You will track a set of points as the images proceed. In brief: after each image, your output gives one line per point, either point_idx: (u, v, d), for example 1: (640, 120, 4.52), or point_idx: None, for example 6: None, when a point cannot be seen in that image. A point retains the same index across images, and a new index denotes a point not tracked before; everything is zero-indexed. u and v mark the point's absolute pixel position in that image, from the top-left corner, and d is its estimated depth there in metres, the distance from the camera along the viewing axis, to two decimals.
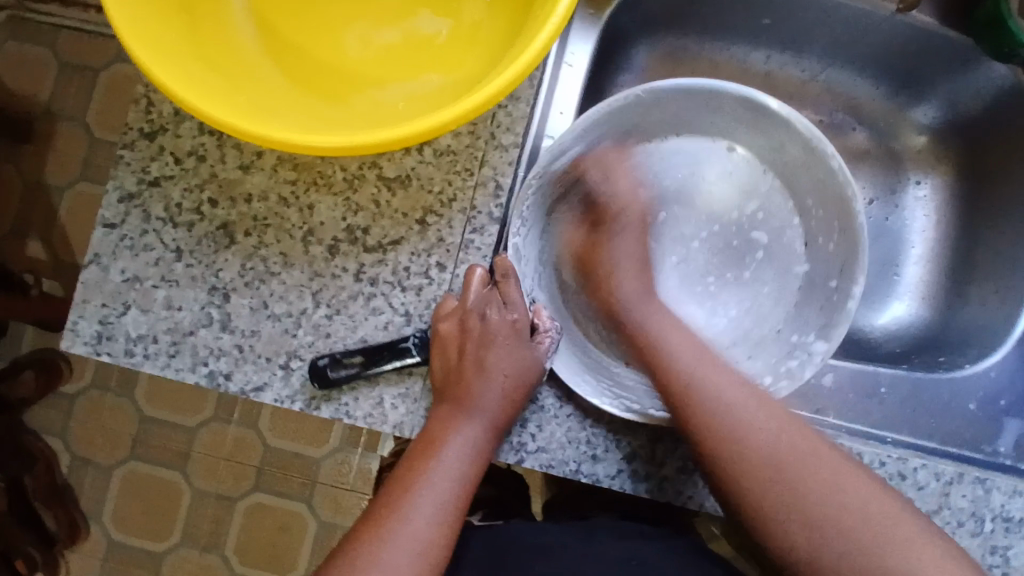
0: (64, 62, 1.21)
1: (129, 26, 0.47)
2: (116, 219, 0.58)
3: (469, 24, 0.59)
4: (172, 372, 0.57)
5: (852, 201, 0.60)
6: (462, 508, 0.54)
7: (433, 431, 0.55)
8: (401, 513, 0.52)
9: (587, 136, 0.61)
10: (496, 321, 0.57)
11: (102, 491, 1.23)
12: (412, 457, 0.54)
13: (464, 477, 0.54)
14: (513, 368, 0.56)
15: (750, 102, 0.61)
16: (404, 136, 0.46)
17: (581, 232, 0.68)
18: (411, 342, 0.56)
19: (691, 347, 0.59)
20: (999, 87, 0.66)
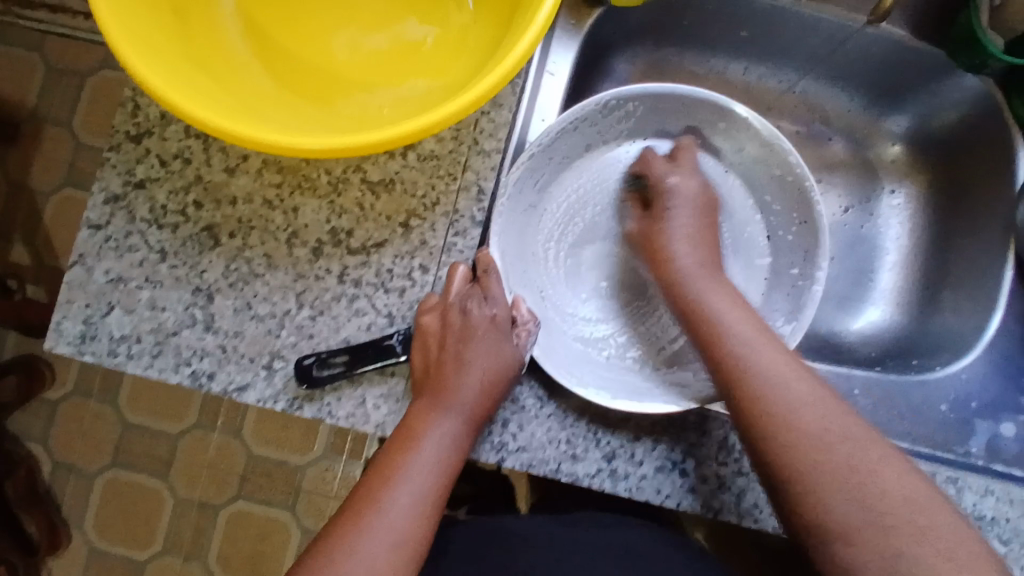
0: (52, 67, 1.21)
1: (119, 27, 0.47)
2: (102, 220, 0.58)
3: (454, 31, 0.60)
4: (155, 372, 0.57)
5: (811, 196, 0.63)
6: (440, 499, 0.55)
7: (409, 426, 0.56)
8: (379, 505, 0.53)
9: (561, 139, 0.63)
10: (478, 317, 0.59)
11: (83, 499, 1.22)
12: (389, 452, 0.55)
13: (442, 470, 0.55)
14: (491, 363, 0.58)
15: (720, 108, 0.63)
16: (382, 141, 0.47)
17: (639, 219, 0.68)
18: (395, 339, 0.57)
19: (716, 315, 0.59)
20: (969, 99, 0.68)
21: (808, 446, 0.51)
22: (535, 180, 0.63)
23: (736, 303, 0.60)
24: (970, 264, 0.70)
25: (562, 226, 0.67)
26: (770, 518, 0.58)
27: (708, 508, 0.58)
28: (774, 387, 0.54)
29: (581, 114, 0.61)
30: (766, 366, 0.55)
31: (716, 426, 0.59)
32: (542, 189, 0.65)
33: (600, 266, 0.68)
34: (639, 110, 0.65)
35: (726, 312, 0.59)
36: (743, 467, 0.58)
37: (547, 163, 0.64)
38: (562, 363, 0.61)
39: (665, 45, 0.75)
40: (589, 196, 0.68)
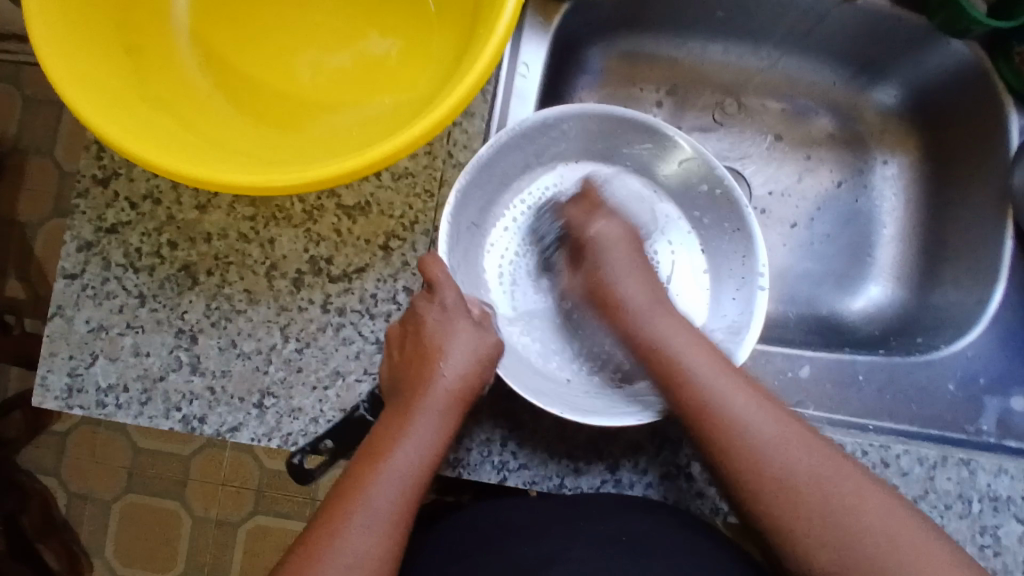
0: (29, 97, 1.19)
1: (69, 81, 0.46)
2: (76, 269, 0.57)
3: (418, 42, 0.59)
4: (145, 419, 0.56)
5: (739, 202, 0.60)
6: (405, 524, 0.50)
7: (378, 441, 0.51)
8: (333, 531, 0.48)
9: (499, 160, 0.59)
10: (449, 308, 0.55)
11: (102, 526, 1.22)
12: (355, 470, 0.50)
13: (411, 487, 0.50)
14: (465, 358, 0.54)
15: (640, 124, 0.60)
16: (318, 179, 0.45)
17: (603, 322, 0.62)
18: (360, 410, 0.56)
19: (687, 348, 0.55)
20: (956, 64, 0.66)
21: (845, 514, 0.47)
22: (474, 209, 0.60)
23: (698, 345, 0.55)
24: (969, 234, 0.68)
25: (510, 252, 0.65)
26: None
27: (716, 510, 0.57)
28: (790, 459, 0.49)
29: (508, 144, 0.59)
30: (775, 432, 0.50)
31: None
32: (482, 212, 0.63)
33: (555, 286, 0.65)
34: (566, 133, 0.62)
35: (690, 353, 0.54)
36: None
37: (484, 186, 0.60)
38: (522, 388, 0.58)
39: (640, 33, 0.72)
40: (532, 218, 0.66)
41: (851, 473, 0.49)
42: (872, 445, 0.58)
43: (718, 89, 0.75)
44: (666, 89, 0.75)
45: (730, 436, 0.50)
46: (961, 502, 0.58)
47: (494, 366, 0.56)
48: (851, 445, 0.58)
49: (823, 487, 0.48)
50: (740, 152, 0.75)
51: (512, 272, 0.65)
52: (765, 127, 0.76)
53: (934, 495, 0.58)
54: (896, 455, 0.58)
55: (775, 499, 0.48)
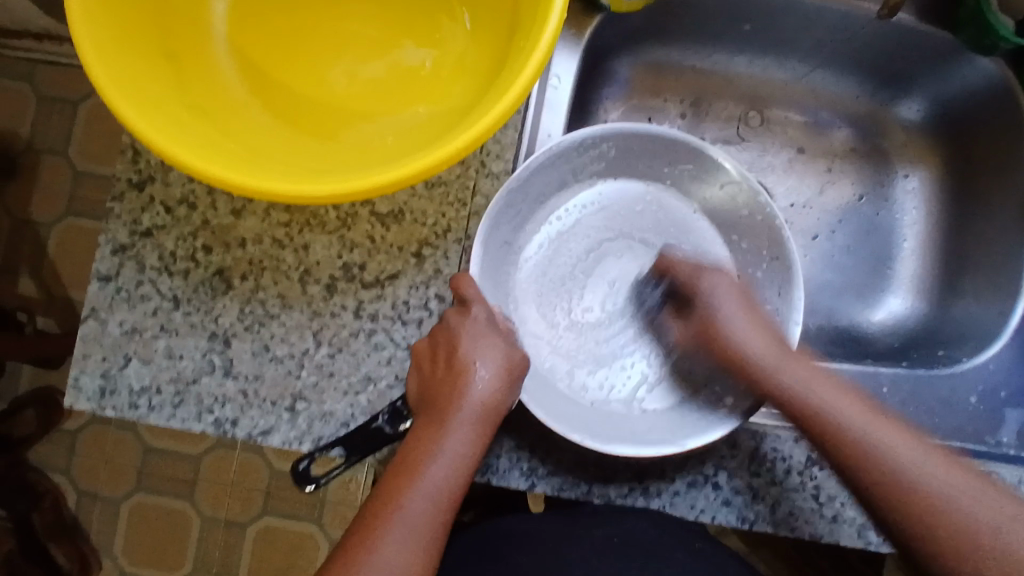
0: (43, 95, 1.18)
1: (115, 87, 0.47)
2: (111, 272, 0.57)
3: (453, 51, 0.59)
4: (178, 422, 0.56)
5: (781, 228, 0.61)
6: (441, 532, 0.51)
7: (412, 451, 0.52)
8: (369, 542, 0.49)
9: (537, 177, 0.60)
10: (482, 322, 0.54)
11: (111, 526, 1.23)
12: (391, 480, 0.51)
13: (445, 497, 0.51)
14: (496, 369, 0.54)
15: (686, 147, 0.61)
16: (362, 189, 0.46)
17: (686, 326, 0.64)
18: (382, 419, 0.55)
19: (769, 354, 0.57)
20: (983, 80, 0.67)
21: (907, 469, 0.51)
22: (508, 225, 0.61)
23: (744, 317, 0.60)
24: (989, 250, 0.69)
25: (541, 264, 0.65)
26: (805, 526, 0.58)
27: (742, 519, 0.57)
28: (823, 405, 0.55)
29: (549, 161, 0.59)
30: (811, 380, 0.56)
31: (745, 437, 0.58)
32: (518, 226, 0.63)
33: (587, 300, 0.65)
34: (607, 153, 0.63)
35: (736, 318, 0.60)
36: (775, 477, 0.58)
37: (519, 204, 0.60)
38: (556, 412, 0.58)
39: (668, 44, 0.73)
40: (565, 231, 0.66)
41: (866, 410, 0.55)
42: None
43: (742, 101, 0.76)
44: (691, 100, 0.76)
45: (815, 422, 0.55)
46: None
47: (520, 380, 0.55)
48: None
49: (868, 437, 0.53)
50: (764, 163, 0.76)
51: (541, 284, 0.65)
52: (788, 140, 0.77)
53: None
54: None
55: (896, 491, 0.51)
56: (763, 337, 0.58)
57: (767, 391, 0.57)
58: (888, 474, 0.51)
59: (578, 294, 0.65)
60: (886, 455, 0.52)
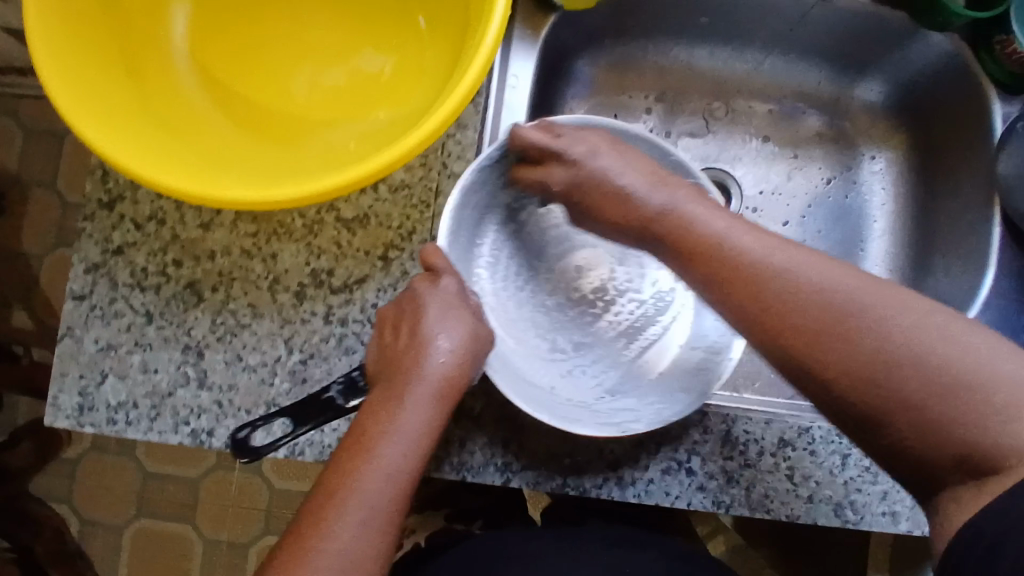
0: (30, 129, 1.20)
1: (76, 106, 0.48)
2: (85, 290, 0.58)
3: (412, 57, 0.60)
4: (155, 435, 0.57)
5: None
6: (400, 511, 0.48)
7: (370, 425, 0.50)
8: (324, 523, 0.46)
9: (509, 163, 0.59)
10: (451, 293, 0.54)
11: (113, 552, 1.23)
12: (346, 457, 0.48)
13: (406, 474, 0.49)
14: (457, 342, 0.53)
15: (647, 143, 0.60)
16: (315, 191, 0.47)
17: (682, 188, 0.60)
18: (333, 391, 0.54)
19: None
20: (940, 56, 0.68)
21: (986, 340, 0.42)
22: (473, 217, 0.60)
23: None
24: (957, 225, 0.69)
25: (505, 249, 0.64)
26: (781, 507, 0.58)
27: (717, 503, 0.58)
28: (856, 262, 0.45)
29: (508, 150, 0.58)
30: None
31: (718, 420, 0.59)
32: (481, 212, 0.62)
33: (551, 289, 0.65)
34: (578, 143, 0.61)
35: (748, 194, 0.55)
36: (749, 459, 0.58)
37: (486, 192, 0.60)
38: (524, 394, 0.56)
39: (627, 41, 0.74)
40: (526, 219, 0.65)
41: (920, 291, 0.44)
42: None
43: (706, 92, 0.77)
44: (656, 95, 0.77)
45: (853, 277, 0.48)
46: None
47: (482, 353, 0.54)
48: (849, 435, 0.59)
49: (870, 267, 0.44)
50: (730, 153, 0.77)
51: (505, 270, 0.64)
52: (753, 128, 0.77)
53: None
54: None
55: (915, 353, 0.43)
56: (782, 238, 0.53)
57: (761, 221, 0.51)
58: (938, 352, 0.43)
59: (543, 282, 0.65)
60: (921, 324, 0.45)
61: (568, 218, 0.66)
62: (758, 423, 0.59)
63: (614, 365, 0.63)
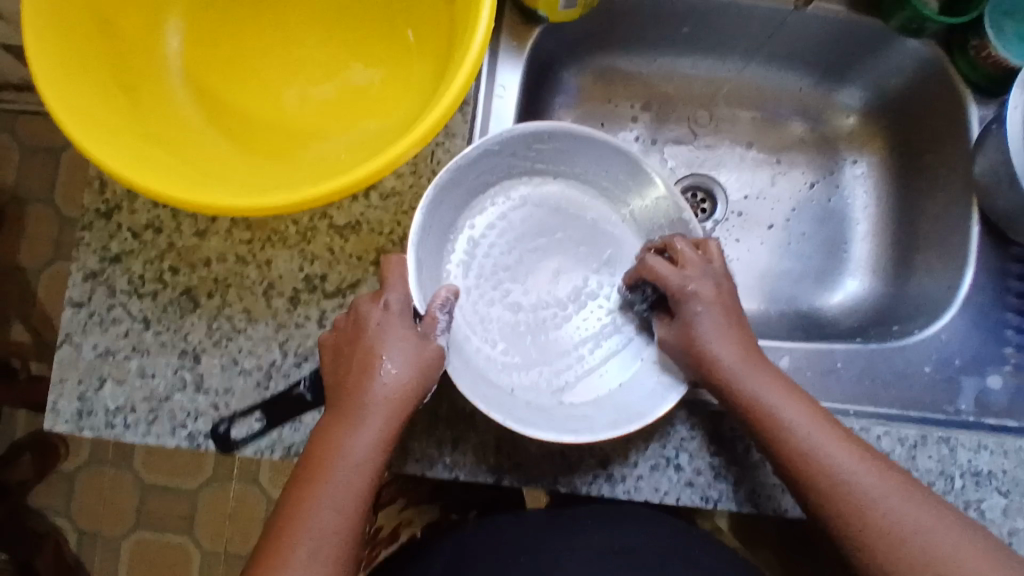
0: (27, 147, 1.21)
1: (73, 119, 0.49)
2: (83, 298, 0.59)
3: (399, 68, 0.62)
4: (152, 438, 0.58)
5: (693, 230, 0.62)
6: (352, 538, 0.50)
7: (318, 452, 0.51)
8: (276, 557, 0.48)
9: (479, 164, 0.60)
10: (394, 312, 0.54)
11: (112, 566, 1.23)
12: (297, 488, 0.50)
13: (355, 501, 0.50)
14: (402, 362, 0.52)
15: (617, 152, 0.61)
16: (306, 197, 0.49)
17: (668, 327, 0.60)
18: (303, 386, 0.58)
19: (736, 359, 0.55)
20: (916, 62, 0.70)
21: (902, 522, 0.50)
22: (443, 217, 0.61)
23: (722, 328, 0.57)
24: (937, 223, 0.71)
25: (479, 250, 0.66)
26: (769, 501, 0.59)
27: (706, 499, 0.59)
28: (812, 447, 0.53)
29: (483, 155, 0.59)
30: (809, 423, 0.54)
31: (705, 416, 0.60)
32: (452, 215, 0.64)
33: (519, 292, 0.66)
34: (545, 149, 0.63)
35: (715, 342, 0.56)
36: (736, 455, 0.59)
37: (457, 192, 0.61)
38: (486, 393, 0.58)
39: (612, 52, 0.76)
40: (497, 222, 0.67)
41: (872, 465, 0.52)
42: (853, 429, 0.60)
43: (690, 101, 0.79)
44: (642, 104, 0.79)
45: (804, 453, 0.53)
46: (943, 479, 0.60)
47: (433, 372, 0.53)
48: None
49: (822, 459, 0.52)
50: (715, 159, 0.79)
51: (478, 271, 0.65)
52: (737, 135, 0.79)
53: (918, 473, 0.60)
54: (877, 436, 0.61)
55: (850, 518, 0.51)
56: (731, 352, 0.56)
57: (731, 394, 0.55)
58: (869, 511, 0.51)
59: (512, 283, 0.66)
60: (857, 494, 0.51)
61: (542, 226, 0.68)
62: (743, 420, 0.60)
63: (576, 373, 0.64)
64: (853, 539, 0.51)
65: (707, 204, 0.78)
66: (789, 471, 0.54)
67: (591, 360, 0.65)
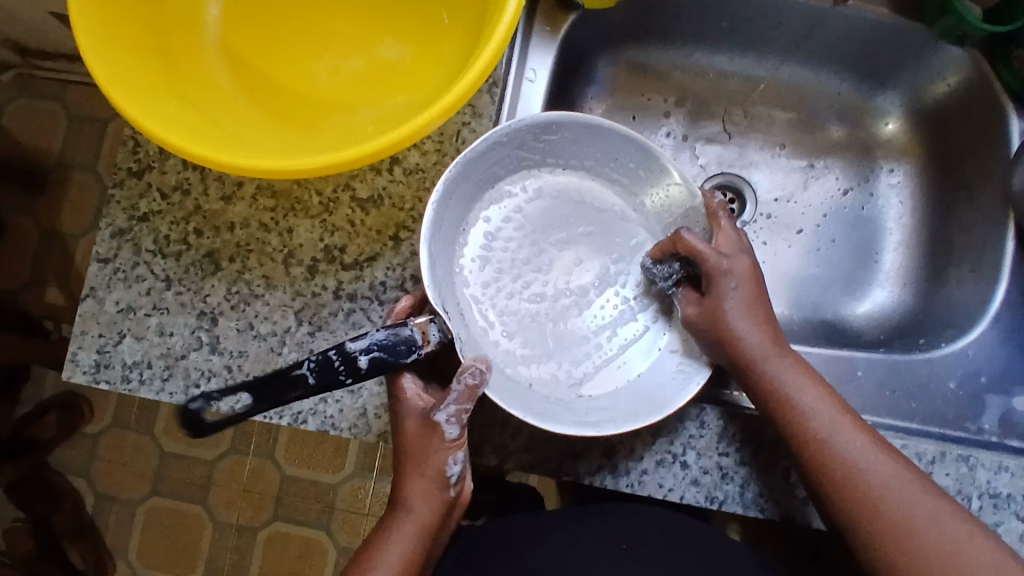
0: (73, 114, 1.23)
1: (107, 74, 0.51)
2: (109, 254, 0.61)
3: (430, 48, 0.62)
4: (166, 395, 0.59)
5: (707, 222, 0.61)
6: None
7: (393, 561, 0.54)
8: None
9: (488, 156, 0.59)
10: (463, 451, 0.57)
11: (127, 528, 1.26)
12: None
13: None
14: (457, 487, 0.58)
15: (640, 146, 0.61)
16: (326, 164, 0.49)
17: (696, 303, 0.59)
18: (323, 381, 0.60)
19: (761, 340, 0.56)
20: (960, 69, 0.68)
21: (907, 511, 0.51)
22: (455, 209, 0.61)
23: (750, 306, 0.57)
24: (971, 238, 0.69)
25: (495, 244, 0.65)
26: (775, 506, 0.58)
27: (711, 499, 0.58)
28: (827, 434, 0.53)
29: (501, 142, 0.59)
30: (826, 410, 0.54)
31: (716, 414, 0.59)
32: (462, 209, 0.63)
33: (535, 286, 0.65)
34: (554, 140, 0.62)
35: (740, 321, 0.56)
36: (745, 457, 0.58)
37: (467, 182, 0.60)
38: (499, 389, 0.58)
39: (647, 45, 0.75)
40: (513, 213, 0.66)
41: (887, 455, 0.53)
42: None
43: (725, 99, 0.78)
44: (675, 99, 0.78)
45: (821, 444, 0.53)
46: (960, 498, 0.58)
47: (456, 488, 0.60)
48: None
49: (835, 450, 0.53)
50: (746, 159, 0.78)
51: (496, 265, 0.65)
52: (771, 136, 0.78)
53: None
54: None
55: (865, 507, 0.52)
56: (756, 332, 0.56)
57: (753, 374, 0.56)
58: (880, 499, 0.52)
59: (527, 277, 0.65)
60: (872, 484, 0.52)
61: (559, 216, 0.67)
62: (755, 420, 0.59)
63: (594, 363, 0.64)
64: (867, 530, 0.52)
65: (735, 204, 0.77)
66: (802, 459, 0.54)
67: (607, 350, 0.64)
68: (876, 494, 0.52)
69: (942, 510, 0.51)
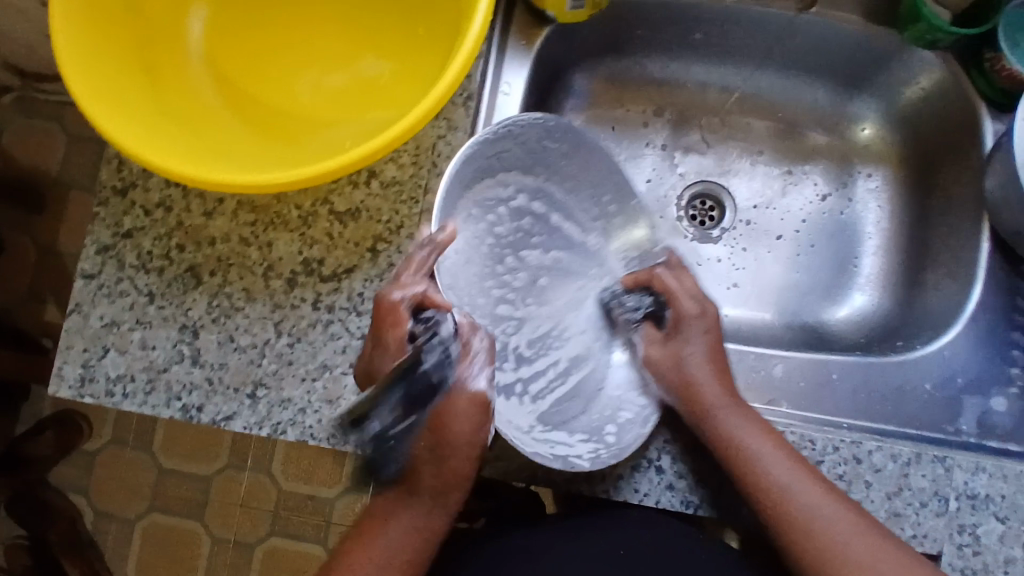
0: (71, 135, 1.26)
1: (89, 94, 0.52)
2: (94, 270, 0.62)
3: (407, 62, 0.64)
4: (148, 408, 0.61)
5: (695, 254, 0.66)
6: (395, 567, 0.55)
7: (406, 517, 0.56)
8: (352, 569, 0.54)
9: (497, 146, 0.59)
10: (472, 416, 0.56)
11: (125, 544, 1.27)
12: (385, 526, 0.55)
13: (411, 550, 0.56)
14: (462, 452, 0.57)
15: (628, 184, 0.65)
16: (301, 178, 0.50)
17: (659, 345, 0.63)
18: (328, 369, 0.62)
19: (716, 390, 0.59)
20: (933, 74, 0.68)
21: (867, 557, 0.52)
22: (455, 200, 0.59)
23: (708, 354, 0.61)
24: (948, 241, 0.69)
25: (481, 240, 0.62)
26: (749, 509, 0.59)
27: (686, 503, 0.58)
28: (788, 482, 0.55)
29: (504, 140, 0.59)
30: (779, 460, 0.56)
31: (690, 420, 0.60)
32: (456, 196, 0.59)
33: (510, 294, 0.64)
34: (554, 148, 0.63)
35: (697, 369, 0.60)
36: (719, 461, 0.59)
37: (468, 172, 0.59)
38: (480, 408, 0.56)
39: (623, 57, 0.76)
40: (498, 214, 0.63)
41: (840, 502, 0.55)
42: (843, 441, 0.59)
43: (702, 108, 0.79)
44: (653, 110, 0.79)
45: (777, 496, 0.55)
46: (937, 500, 0.58)
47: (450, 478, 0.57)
48: (822, 441, 0.59)
49: (795, 497, 0.54)
50: (725, 167, 0.78)
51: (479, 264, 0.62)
52: (749, 144, 0.79)
53: (909, 493, 0.58)
54: (869, 452, 0.59)
55: (825, 555, 0.53)
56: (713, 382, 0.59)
57: (708, 426, 0.58)
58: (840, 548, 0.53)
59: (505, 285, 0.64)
60: (831, 532, 0.53)
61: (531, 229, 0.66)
62: None
63: (547, 381, 0.64)
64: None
65: (715, 212, 0.78)
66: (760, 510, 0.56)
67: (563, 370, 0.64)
68: (835, 543, 0.53)
69: (899, 553, 0.53)
